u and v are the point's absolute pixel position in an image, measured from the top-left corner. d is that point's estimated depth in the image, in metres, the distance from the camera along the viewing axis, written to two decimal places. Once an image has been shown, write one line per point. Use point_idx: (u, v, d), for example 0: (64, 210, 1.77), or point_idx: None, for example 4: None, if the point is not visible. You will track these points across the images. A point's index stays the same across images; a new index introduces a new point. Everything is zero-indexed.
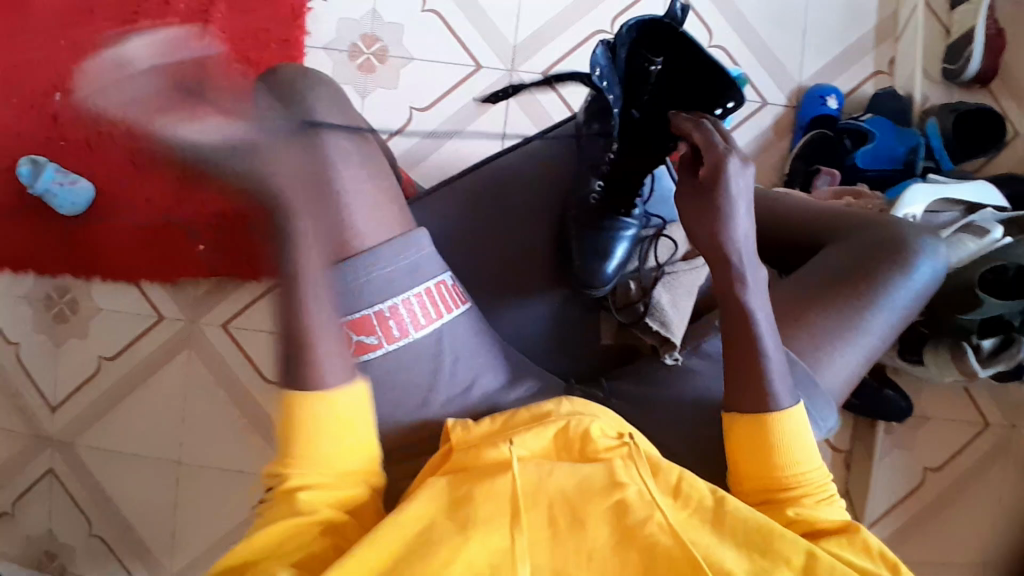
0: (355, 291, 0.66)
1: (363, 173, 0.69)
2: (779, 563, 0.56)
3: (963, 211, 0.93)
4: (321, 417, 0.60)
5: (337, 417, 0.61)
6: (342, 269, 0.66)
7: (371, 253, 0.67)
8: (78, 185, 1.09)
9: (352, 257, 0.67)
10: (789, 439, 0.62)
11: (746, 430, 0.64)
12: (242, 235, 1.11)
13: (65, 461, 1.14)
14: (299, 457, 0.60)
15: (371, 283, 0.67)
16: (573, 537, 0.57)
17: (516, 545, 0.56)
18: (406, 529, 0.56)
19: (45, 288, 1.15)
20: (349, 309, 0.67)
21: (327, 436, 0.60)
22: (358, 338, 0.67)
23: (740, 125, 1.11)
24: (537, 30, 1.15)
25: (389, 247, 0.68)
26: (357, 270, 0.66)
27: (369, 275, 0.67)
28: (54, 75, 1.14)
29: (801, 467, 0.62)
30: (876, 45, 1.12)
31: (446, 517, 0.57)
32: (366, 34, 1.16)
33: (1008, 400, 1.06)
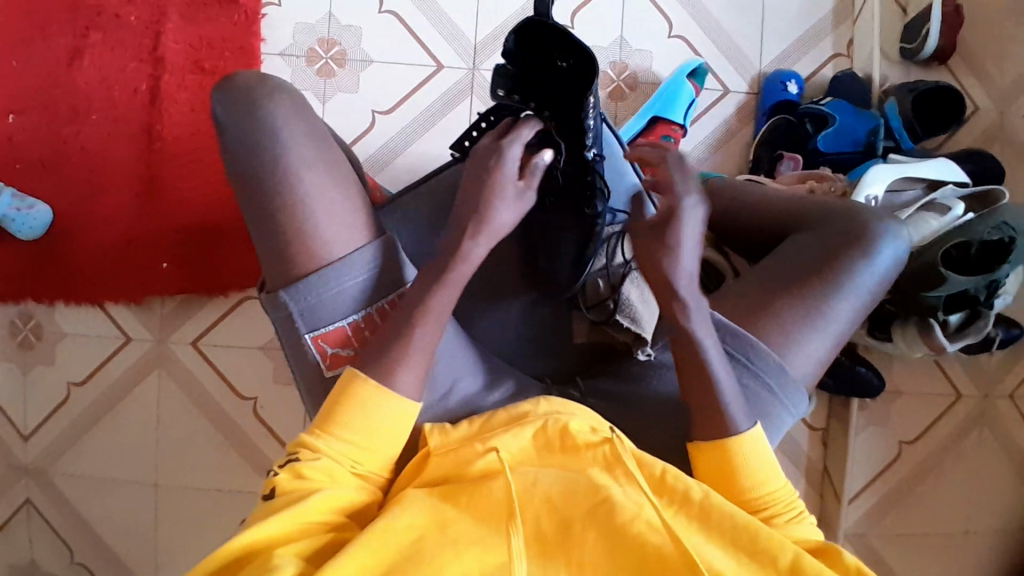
0: (327, 304, 0.67)
1: (326, 182, 0.68)
2: (767, 564, 0.56)
3: (924, 189, 0.95)
4: (372, 416, 0.62)
5: (386, 423, 0.63)
6: (312, 282, 0.66)
7: (341, 263, 0.67)
8: (36, 209, 1.07)
9: (320, 269, 0.67)
10: (753, 460, 0.64)
11: (711, 459, 0.65)
12: (207, 249, 1.09)
13: (42, 490, 1.12)
14: (331, 445, 0.61)
15: (341, 295, 0.67)
16: (562, 544, 0.57)
17: (513, 549, 0.56)
18: (399, 539, 0.56)
19: (8, 315, 1.12)
20: (323, 322, 0.68)
21: (368, 438, 0.62)
22: (333, 350, 0.68)
23: (703, 115, 1.11)
24: (497, 25, 1.14)
25: (354, 258, 0.67)
26: (327, 283, 0.66)
27: (339, 287, 0.67)
28: (5, 96, 1.11)
29: (769, 486, 0.63)
30: (835, 26, 1.12)
31: (437, 530, 0.57)
32: (324, 38, 1.14)
33: (979, 370, 1.08)
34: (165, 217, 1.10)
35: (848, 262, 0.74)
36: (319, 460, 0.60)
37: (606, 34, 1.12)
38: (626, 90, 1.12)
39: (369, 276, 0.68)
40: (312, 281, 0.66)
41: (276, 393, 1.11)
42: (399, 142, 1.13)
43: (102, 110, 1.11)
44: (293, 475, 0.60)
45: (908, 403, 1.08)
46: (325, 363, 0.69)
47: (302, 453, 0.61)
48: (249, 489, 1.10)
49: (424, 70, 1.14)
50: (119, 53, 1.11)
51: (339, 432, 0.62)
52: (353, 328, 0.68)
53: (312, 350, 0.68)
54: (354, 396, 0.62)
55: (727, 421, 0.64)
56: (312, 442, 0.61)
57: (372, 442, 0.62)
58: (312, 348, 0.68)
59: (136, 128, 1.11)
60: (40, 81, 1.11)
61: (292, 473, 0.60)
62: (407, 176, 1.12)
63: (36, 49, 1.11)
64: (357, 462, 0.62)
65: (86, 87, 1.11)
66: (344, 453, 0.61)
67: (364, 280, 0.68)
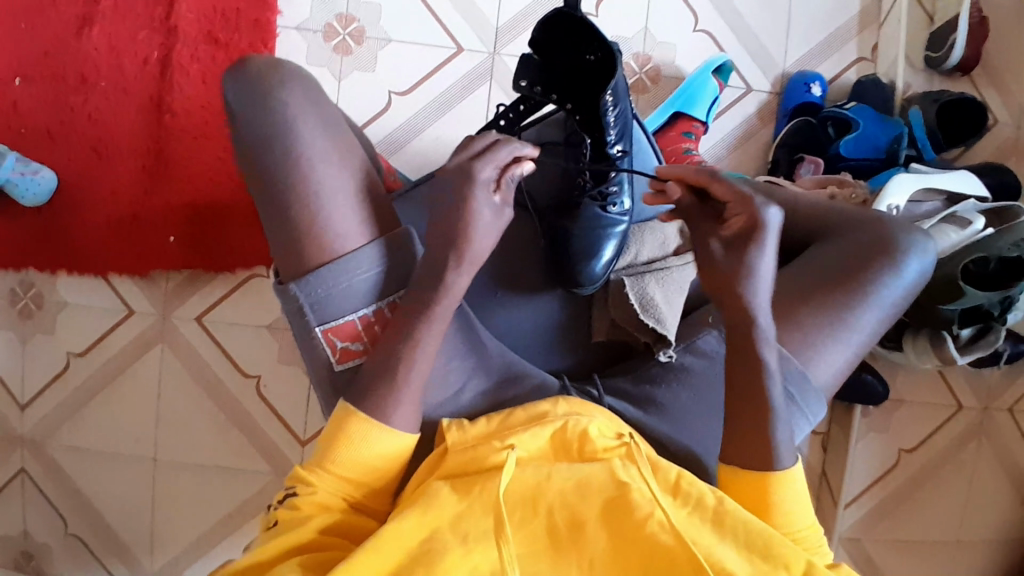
0: (338, 299, 0.65)
1: (347, 167, 0.66)
2: (779, 567, 0.54)
3: (943, 201, 0.95)
4: (363, 449, 0.60)
5: (377, 456, 0.61)
6: (323, 276, 0.64)
7: (349, 258, 0.65)
8: (41, 175, 1.04)
9: (332, 261, 0.65)
10: (791, 498, 0.62)
11: (743, 485, 0.63)
12: (213, 226, 1.07)
13: (38, 460, 1.10)
14: (323, 479, 0.60)
15: (352, 290, 0.65)
16: (573, 542, 0.56)
17: (506, 554, 0.54)
18: (405, 536, 0.55)
19: (8, 283, 1.10)
20: (333, 316, 0.66)
21: (360, 475, 0.61)
22: (343, 344, 0.67)
23: (725, 112, 1.11)
24: (520, 10, 1.12)
25: (367, 250, 0.66)
26: (336, 277, 0.64)
27: (350, 281, 0.65)
28: (13, 58, 1.08)
29: (796, 522, 0.62)
30: (859, 31, 1.12)
31: (448, 527, 0.56)
32: (342, 14, 1.11)
33: (982, 382, 1.09)
34: (173, 191, 1.07)
35: (875, 273, 0.74)
36: (313, 493, 0.60)
37: (630, 26, 1.11)
38: (648, 83, 1.11)
39: (381, 270, 0.66)
40: (323, 274, 0.64)
41: (279, 372, 1.10)
42: (413, 125, 1.11)
43: (111, 77, 1.08)
44: (290, 506, 0.59)
45: (909, 412, 1.09)
46: (334, 358, 0.67)
47: (298, 488, 0.60)
48: (249, 470, 1.09)
49: (444, 52, 1.11)
50: (130, 19, 1.08)
51: (331, 465, 0.60)
52: (363, 322, 0.66)
53: (322, 344, 0.67)
54: (344, 429, 0.61)
55: (772, 454, 0.62)
56: (307, 475, 0.61)
57: (365, 476, 0.61)
58: (322, 343, 0.66)
59: (146, 97, 1.08)
60: (47, 44, 1.08)
61: (290, 506, 0.59)
62: (421, 161, 1.10)
63: (44, 10, 1.08)
64: (350, 492, 0.61)
65: (95, 52, 1.08)
66: (339, 484, 0.60)
67: (375, 276, 0.66)
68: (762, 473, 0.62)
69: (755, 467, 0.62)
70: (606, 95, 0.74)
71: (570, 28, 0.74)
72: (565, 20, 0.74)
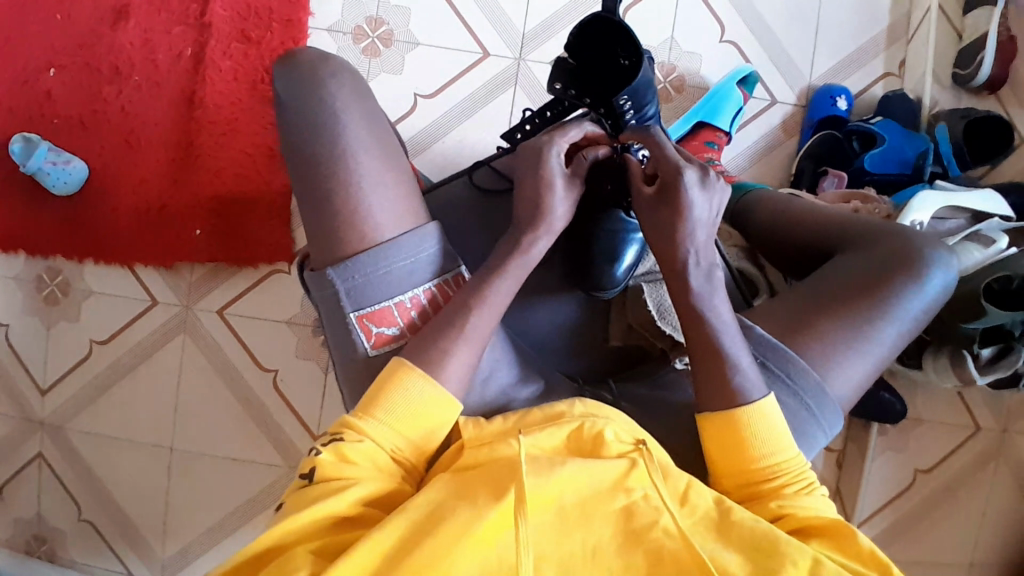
0: (376, 284, 0.65)
1: (381, 164, 0.67)
2: (785, 564, 0.54)
3: (968, 219, 0.95)
4: (413, 407, 0.62)
5: (428, 417, 0.62)
6: (363, 262, 0.65)
7: (389, 245, 0.65)
8: (72, 165, 1.06)
9: (373, 247, 0.65)
10: (763, 429, 0.62)
11: (716, 428, 0.63)
12: (237, 220, 1.09)
13: (57, 445, 1.12)
14: (376, 429, 0.61)
15: (391, 276, 0.66)
16: (580, 529, 0.56)
17: (520, 538, 0.54)
18: (416, 515, 0.55)
19: (36, 269, 1.12)
20: (370, 302, 0.66)
21: (409, 432, 0.62)
22: (379, 330, 0.67)
23: (749, 122, 1.11)
24: (547, 17, 1.13)
25: (406, 239, 0.66)
26: (376, 261, 0.65)
27: (388, 266, 0.66)
28: (49, 49, 1.10)
29: (776, 458, 0.62)
30: (887, 46, 1.11)
31: (457, 500, 0.56)
32: (371, 17, 1.13)
33: (1001, 404, 1.08)
34: (200, 184, 1.09)
35: (897, 285, 0.74)
36: (361, 443, 0.60)
37: (657, 35, 1.11)
38: (672, 93, 1.11)
39: (418, 257, 0.67)
40: (362, 260, 0.64)
41: (296, 368, 1.11)
42: (438, 128, 1.12)
43: (145, 71, 1.10)
44: (336, 457, 0.59)
45: (927, 431, 1.08)
46: (369, 343, 0.67)
47: (346, 435, 0.60)
48: (263, 464, 1.10)
49: (470, 57, 1.13)
50: (166, 15, 1.11)
51: (382, 418, 0.61)
52: (400, 310, 0.67)
53: (356, 331, 0.67)
54: (397, 382, 0.62)
55: (781, 447, 0.62)
56: (356, 426, 0.61)
57: (411, 434, 0.62)
58: (356, 329, 0.66)
59: (178, 92, 1.10)
60: (83, 37, 1.10)
61: (336, 455, 0.59)
62: (443, 163, 1.11)
63: (81, 4, 1.11)
64: (399, 449, 0.61)
65: (130, 47, 1.10)
66: (387, 436, 0.61)
67: (414, 262, 0.67)
68: (732, 410, 0.63)
69: (716, 411, 0.64)
70: (621, 98, 0.74)
71: (607, 32, 0.74)
72: (605, 25, 0.73)
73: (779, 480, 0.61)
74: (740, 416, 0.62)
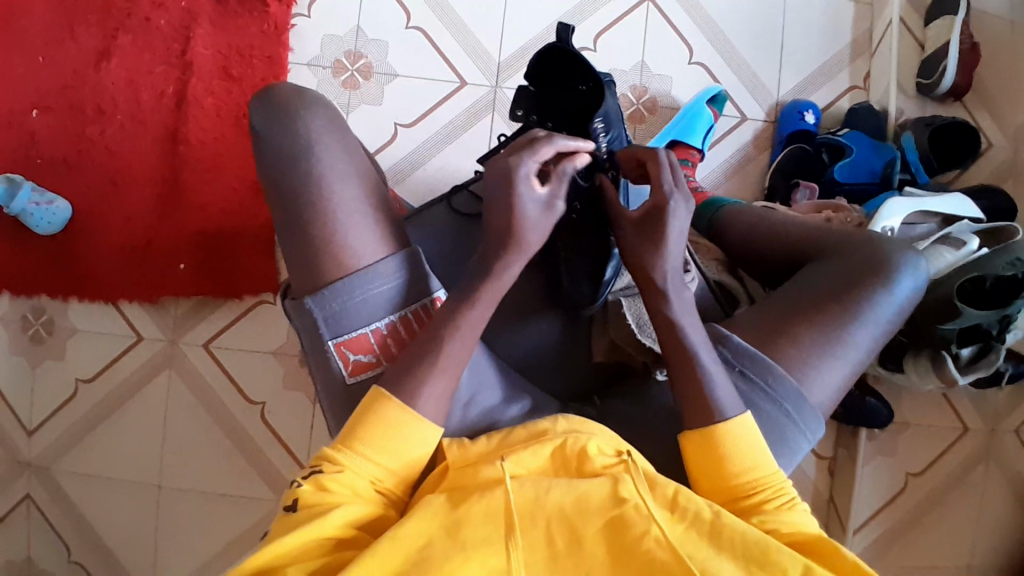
0: (352, 312, 0.66)
1: (359, 188, 0.69)
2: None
3: (939, 223, 0.97)
4: (400, 436, 0.61)
5: (411, 449, 0.62)
6: (339, 290, 0.66)
7: (366, 272, 0.66)
8: (56, 205, 1.07)
9: (350, 275, 0.66)
10: (741, 446, 0.63)
11: (698, 447, 0.64)
12: (221, 253, 1.10)
13: (43, 486, 1.11)
14: (354, 459, 0.60)
15: (366, 303, 0.66)
16: (571, 556, 0.56)
17: (511, 562, 0.55)
18: (407, 546, 0.55)
19: (21, 309, 1.12)
20: (347, 329, 0.67)
21: (391, 459, 0.61)
22: (356, 357, 0.67)
23: (720, 140, 1.13)
24: (521, 46, 1.16)
25: (382, 266, 0.67)
26: (353, 289, 0.66)
27: (365, 294, 0.66)
28: (31, 91, 1.12)
29: (757, 472, 0.63)
30: (851, 62, 1.15)
31: (445, 536, 0.55)
32: (350, 51, 1.16)
33: (986, 404, 1.09)
34: (183, 218, 1.11)
35: (868, 291, 0.75)
36: (341, 473, 0.59)
37: (628, 59, 1.15)
38: (645, 114, 1.14)
39: (394, 284, 0.67)
40: (338, 289, 0.65)
41: (284, 399, 1.11)
42: (419, 155, 1.14)
43: (127, 110, 1.12)
44: (316, 488, 0.59)
45: (915, 435, 1.09)
46: (346, 370, 0.67)
47: (325, 466, 0.60)
48: (253, 497, 1.09)
49: (447, 86, 1.15)
50: (148, 54, 1.13)
51: (362, 447, 0.61)
52: (376, 336, 0.67)
53: (335, 358, 0.67)
54: (378, 412, 0.61)
55: (751, 453, 0.63)
56: (336, 456, 0.60)
57: (393, 461, 0.61)
58: (334, 356, 0.67)
59: (161, 130, 1.12)
60: (65, 79, 1.12)
61: (315, 486, 0.59)
62: (426, 189, 1.13)
63: (62, 47, 1.13)
64: (380, 479, 0.61)
65: (112, 86, 1.12)
66: (368, 465, 0.60)
67: (391, 288, 0.67)
68: (712, 428, 0.64)
69: (697, 428, 0.65)
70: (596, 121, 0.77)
71: (560, 60, 0.76)
72: (556, 53, 0.76)
73: (760, 496, 0.62)
74: (720, 432, 0.64)
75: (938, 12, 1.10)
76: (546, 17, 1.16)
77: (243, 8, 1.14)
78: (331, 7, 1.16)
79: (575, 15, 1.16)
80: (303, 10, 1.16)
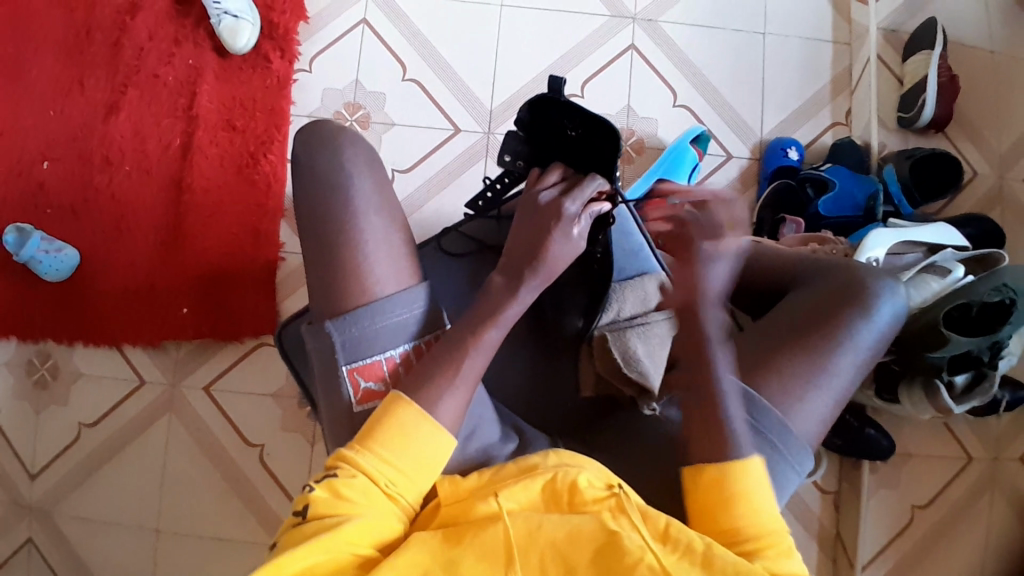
0: (370, 338, 0.67)
1: (379, 221, 0.71)
2: None
3: (924, 252, 0.98)
4: (417, 442, 0.62)
5: (428, 457, 0.62)
6: (360, 315, 0.66)
7: (387, 300, 0.67)
8: (64, 252, 1.11)
9: (371, 302, 0.67)
10: (747, 487, 0.64)
11: (706, 484, 0.66)
12: (223, 297, 1.13)
13: (45, 530, 1.11)
14: (370, 463, 0.61)
15: (385, 330, 0.67)
16: None
17: None
18: None
19: (28, 354, 1.15)
20: (362, 355, 0.67)
21: (405, 464, 0.62)
22: (366, 384, 0.67)
23: (706, 178, 1.16)
24: (512, 93, 1.20)
25: (401, 296, 0.68)
26: (373, 316, 0.66)
27: (383, 322, 0.67)
28: (46, 144, 1.18)
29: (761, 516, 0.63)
30: (832, 99, 1.18)
31: (441, 569, 0.56)
32: (349, 102, 1.21)
33: (989, 433, 1.08)
34: (188, 263, 1.14)
35: (846, 318, 0.76)
36: (355, 479, 0.60)
37: (615, 103, 1.19)
38: (633, 154, 1.17)
39: (413, 313, 0.68)
40: (359, 314, 0.66)
41: (282, 438, 1.12)
42: (415, 198, 1.18)
43: (136, 162, 1.17)
44: (330, 493, 0.59)
45: (917, 466, 1.07)
46: (355, 397, 0.67)
47: (339, 471, 0.61)
48: (250, 539, 1.09)
49: (442, 133, 1.20)
50: (157, 109, 1.19)
51: (377, 452, 0.61)
52: (389, 363, 0.67)
53: (345, 382, 0.67)
54: (394, 417, 0.62)
55: (751, 491, 0.64)
56: (352, 460, 0.61)
57: (407, 467, 0.62)
58: (345, 380, 0.67)
59: (168, 180, 1.17)
60: (78, 134, 1.18)
61: (329, 491, 0.59)
62: (421, 229, 1.16)
63: (76, 104, 1.19)
64: (393, 485, 0.61)
65: (122, 140, 1.18)
66: (382, 469, 0.61)
67: (409, 317, 0.68)
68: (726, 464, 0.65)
69: (712, 464, 0.66)
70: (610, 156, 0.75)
71: (546, 110, 0.78)
72: (543, 104, 0.78)
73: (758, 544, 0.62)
74: (729, 470, 0.65)
75: (914, 48, 1.13)
76: (535, 65, 1.21)
77: (248, 64, 1.20)
78: (331, 62, 1.22)
79: (563, 63, 1.20)
80: (305, 65, 1.22)
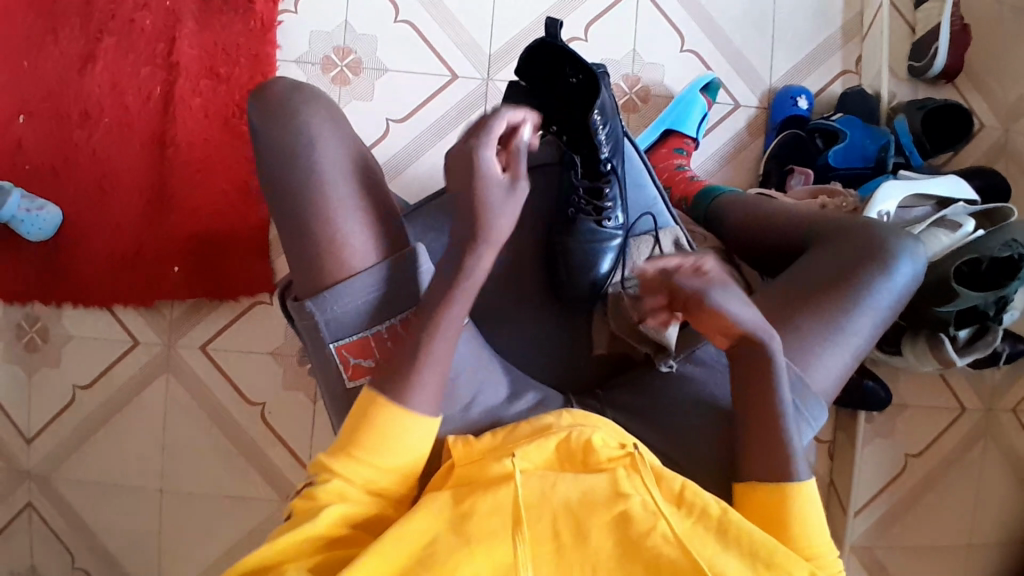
0: (351, 316, 0.64)
1: (366, 189, 0.67)
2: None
3: (934, 206, 0.97)
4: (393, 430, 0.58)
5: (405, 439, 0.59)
6: (335, 294, 0.63)
7: (360, 277, 0.64)
8: (46, 210, 1.06)
9: (346, 279, 0.64)
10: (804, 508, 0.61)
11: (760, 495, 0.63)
12: (215, 256, 1.09)
13: (44, 494, 1.10)
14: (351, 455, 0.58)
15: (364, 308, 0.64)
16: (576, 550, 0.54)
17: (518, 551, 0.53)
18: (410, 542, 0.54)
19: (15, 317, 1.11)
20: (347, 332, 0.65)
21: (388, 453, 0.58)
22: (356, 361, 0.66)
23: (716, 126, 1.14)
24: (512, 37, 1.15)
25: (375, 270, 0.64)
26: (349, 294, 0.64)
27: (362, 300, 0.64)
28: (18, 96, 1.11)
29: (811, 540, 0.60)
30: (842, 46, 1.15)
31: (449, 532, 0.54)
32: (339, 47, 1.15)
33: (984, 384, 1.10)
34: (177, 223, 1.09)
35: (864, 276, 0.75)
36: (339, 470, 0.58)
37: (620, 48, 1.14)
38: (638, 102, 1.14)
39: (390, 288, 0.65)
40: (335, 292, 0.63)
41: (284, 399, 1.10)
42: (412, 151, 1.14)
43: (114, 115, 1.11)
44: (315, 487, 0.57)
45: (913, 415, 1.10)
46: (347, 373, 0.66)
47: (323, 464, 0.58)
48: (255, 499, 1.09)
49: (438, 80, 1.14)
50: (133, 56, 1.11)
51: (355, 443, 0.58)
52: (376, 340, 0.65)
53: (336, 359, 0.66)
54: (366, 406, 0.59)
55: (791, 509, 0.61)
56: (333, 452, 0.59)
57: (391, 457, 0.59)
58: (335, 357, 0.66)
59: (150, 133, 1.11)
60: (52, 84, 1.11)
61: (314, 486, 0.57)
62: (420, 184, 1.12)
63: (46, 51, 1.11)
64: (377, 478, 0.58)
65: (98, 90, 1.11)
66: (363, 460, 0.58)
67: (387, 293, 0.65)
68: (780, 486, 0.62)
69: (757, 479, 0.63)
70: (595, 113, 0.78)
71: (545, 56, 0.80)
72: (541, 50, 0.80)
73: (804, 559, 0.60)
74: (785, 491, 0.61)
75: None
76: (537, 8, 1.15)
77: (229, 7, 1.13)
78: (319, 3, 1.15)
79: (564, 6, 1.15)
80: (290, 6, 1.15)
